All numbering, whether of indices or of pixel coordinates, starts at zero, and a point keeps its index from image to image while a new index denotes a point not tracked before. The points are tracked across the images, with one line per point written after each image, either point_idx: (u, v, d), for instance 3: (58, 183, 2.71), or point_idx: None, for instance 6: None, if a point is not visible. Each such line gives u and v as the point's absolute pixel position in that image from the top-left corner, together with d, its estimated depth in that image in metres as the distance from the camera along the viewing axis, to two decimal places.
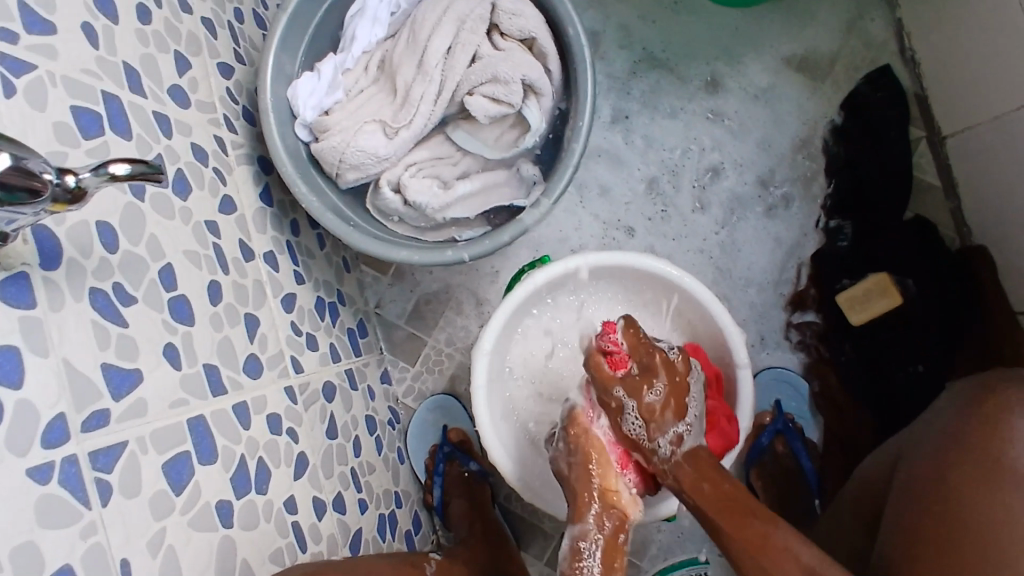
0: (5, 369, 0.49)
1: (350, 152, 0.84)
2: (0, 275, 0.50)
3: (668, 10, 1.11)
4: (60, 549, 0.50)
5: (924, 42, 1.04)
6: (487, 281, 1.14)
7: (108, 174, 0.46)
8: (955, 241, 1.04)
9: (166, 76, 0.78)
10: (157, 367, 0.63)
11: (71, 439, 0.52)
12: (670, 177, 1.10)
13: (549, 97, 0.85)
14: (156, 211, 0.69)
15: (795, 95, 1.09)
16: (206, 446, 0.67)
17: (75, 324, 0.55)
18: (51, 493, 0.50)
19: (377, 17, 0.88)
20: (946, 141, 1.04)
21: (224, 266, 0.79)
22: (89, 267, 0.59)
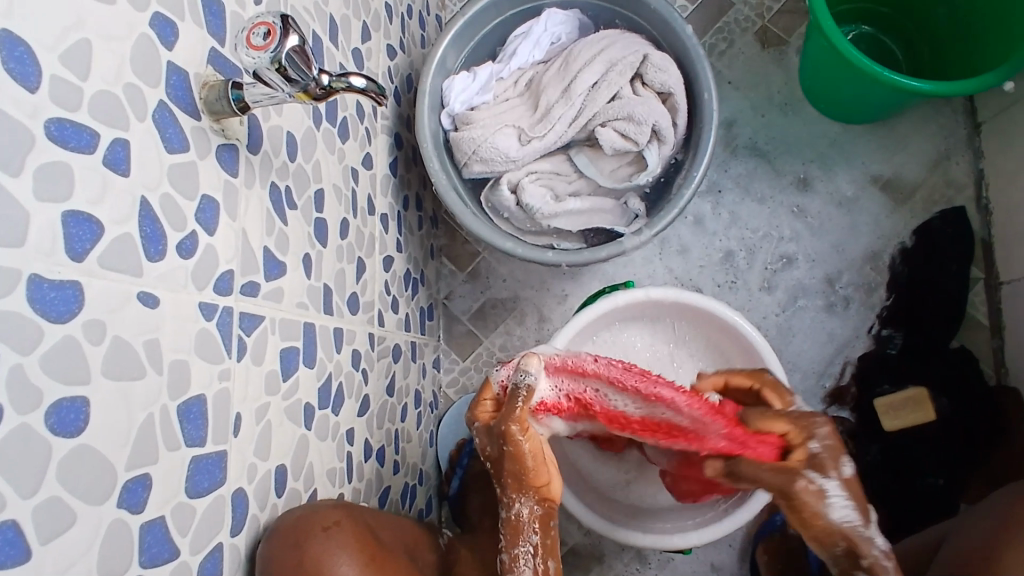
0: (206, 214, 0.56)
1: (484, 147, 0.94)
2: (221, 140, 0.58)
3: (777, 108, 1.22)
4: (201, 381, 0.55)
5: (1000, 195, 1.13)
6: (554, 301, 1.22)
7: (347, 82, 0.55)
8: (992, 377, 1.12)
9: (354, 38, 0.89)
10: (297, 268, 0.71)
11: (231, 293, 0.59)
12: (746, 254, 1.19)
13: (669, 147, 0.95)
14: (323, 142, 0.79)
15: (875, 211, 1.19)
16: (310, 352, 0.73)
17: (256, 204, 0.63)
18: (208, 331, 0.56)
19: (539, 42, 1.00)
20: (1003, 286, 1.13)
21: (354, 209, 0.88)
22: (274, 164, 0.67)
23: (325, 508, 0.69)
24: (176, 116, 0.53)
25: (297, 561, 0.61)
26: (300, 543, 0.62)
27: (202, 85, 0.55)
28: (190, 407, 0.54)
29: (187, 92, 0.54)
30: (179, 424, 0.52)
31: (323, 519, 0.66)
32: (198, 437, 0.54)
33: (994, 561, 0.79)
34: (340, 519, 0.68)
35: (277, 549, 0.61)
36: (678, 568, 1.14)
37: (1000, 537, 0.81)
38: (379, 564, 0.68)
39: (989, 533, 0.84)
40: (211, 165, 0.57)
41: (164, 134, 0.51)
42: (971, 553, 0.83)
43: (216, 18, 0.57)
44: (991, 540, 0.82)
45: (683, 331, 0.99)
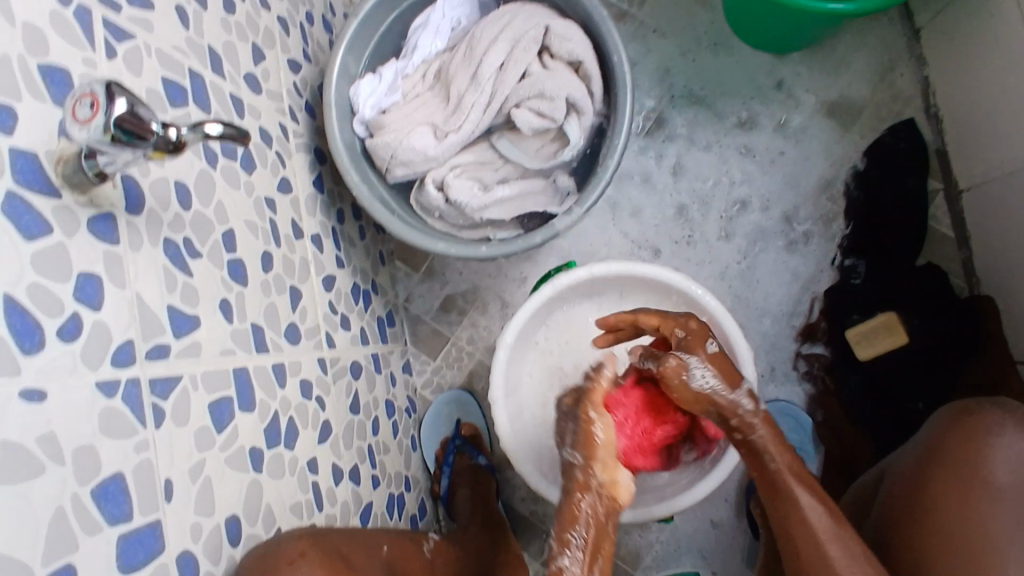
0: (86, 291, 0.55)
1: (401, 150, 0.92)
2: (91, 211, 0.57)
3: (708, 49, 1.18)
4: (115, 458, 0.54)
5: (949, 100, 1.10)
6: (514, 285, 1.20)
7: (202, 132, 0.53)
8: (965, 290, 1.09)
9: (244, 63, 0.86)
10: (213, 317, 0.70)
11: (134, 363, 0.58)
12: (699, 206, 1.17)
13: (590, 116, 0.92)
14: (224, 180, 0.77)
15: (823, 139, 1.15)
16: (247, 395, 0.73)
17: (148, 264, 0.62)
18: (114, 406, 0.55)
19: (438, 30, 0.96)
20: (962, 195, 1.09)
21: (277, 239, 0.86)
22: (165, 218, 0.66)
23: (288, 540, 0.71)
24: (30, 201, 0.51)
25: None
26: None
27: (57, 158, 0.54)
28: (106, 487, 0.53)
29: (40, 173, 0.52)
30: (96, 507, 0.52)
31: (288, 554, 0.68)
32: (121, 513, 0.54)
33: (939, 479, 0.78)
34: (306, 550, 0.70)
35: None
36: (678, 528, 1.14)
37: (945, 445, 0.80)
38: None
39: (931, 439, 0.83)
40: (83, 239, 0.55)
41: (19, 224, 0.50)
42: (911, 472, 0.82)
43: (60, 86, 0.55)
44: (933, 452, 0.81)
45: (635, 299, 0.97)
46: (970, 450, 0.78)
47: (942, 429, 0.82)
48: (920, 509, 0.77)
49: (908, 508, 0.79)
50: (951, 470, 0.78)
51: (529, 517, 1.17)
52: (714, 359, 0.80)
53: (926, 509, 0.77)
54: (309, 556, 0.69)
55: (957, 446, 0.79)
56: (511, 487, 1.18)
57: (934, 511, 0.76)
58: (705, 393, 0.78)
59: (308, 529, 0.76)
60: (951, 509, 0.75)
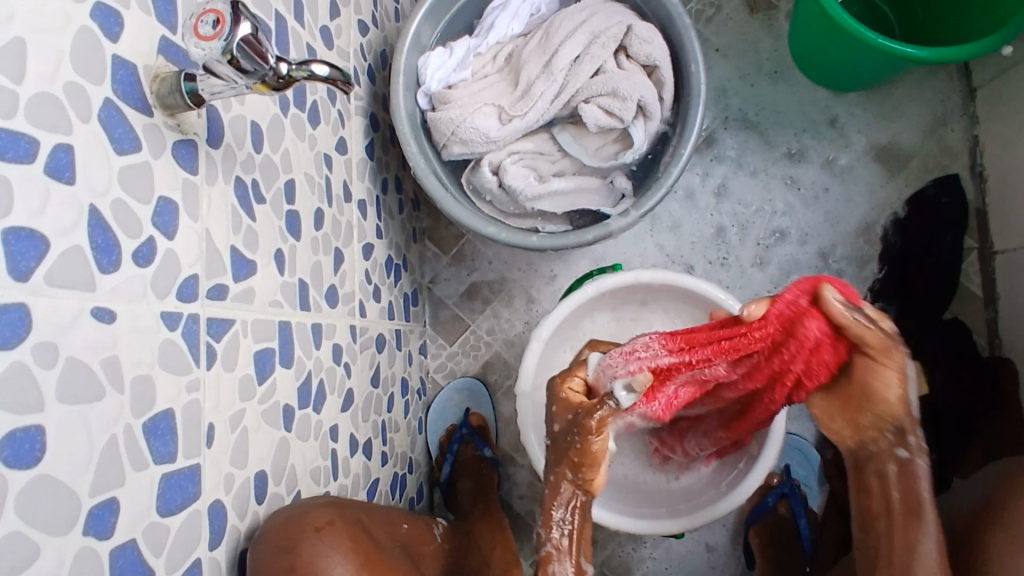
0: (164, 217, 0.52)
1: (463, 128, 0.91)
2: (178, 136, 0.54)
3: (767, 77, 1.18)
4: (167, 394, 0.52)
5: (996, 162, 1.11)
6: (542, 281, 1.19)
7: (309, 71, 0.51)
8: (987, 350, 1.11)
9: (322, 15, 0.84)
10: (267, 266, 0.68)
11: (196, 300, 0.56)
12: (738, 230, 1.17)
13: (656, 122, 0.92)
14: (293, 129, 0.75)
15: (868, 182, 1.16)
16: (287, 350, 0.71)
17: (219, 201, 0.60)
18: (172, 341, 0.53)
19: (517, 13, 0.95)
20: (996, 256, 1.11)
21: (329, 198, 0.84)
22: (239, 157, 0.63)
23: (317, 506, 0.67)
24: (125, 115, 0.49)
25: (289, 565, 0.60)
26: (293, 546, 0.61)
27: (153, 77, 0.51)
28: (156, 423, 0.51)
29: (136, 87, 0.50)
30: (145, 441, 0.50)
31: (315, 520, 0.65)
32: (166, 453, 0.52)
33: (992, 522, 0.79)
34: (332, 520, 0.67)
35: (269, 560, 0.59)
36: (673, 547, 1.14)
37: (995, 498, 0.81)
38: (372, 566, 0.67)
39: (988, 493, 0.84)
40: (168, 164, 0.53)
41: (112, 136, 0.47)
42: (966, 522, 0.83)
43: (166, 3, 0.53)
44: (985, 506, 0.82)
45: (673, 312, 0.96)
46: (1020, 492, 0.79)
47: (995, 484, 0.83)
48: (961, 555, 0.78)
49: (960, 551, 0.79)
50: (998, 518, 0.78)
51: (525, 517, 1.15)
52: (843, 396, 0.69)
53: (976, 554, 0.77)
54: (336, 524, 0.66)
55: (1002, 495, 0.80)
56: (512, 485, 1.16)
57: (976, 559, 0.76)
58: (907, 404, 0.68)
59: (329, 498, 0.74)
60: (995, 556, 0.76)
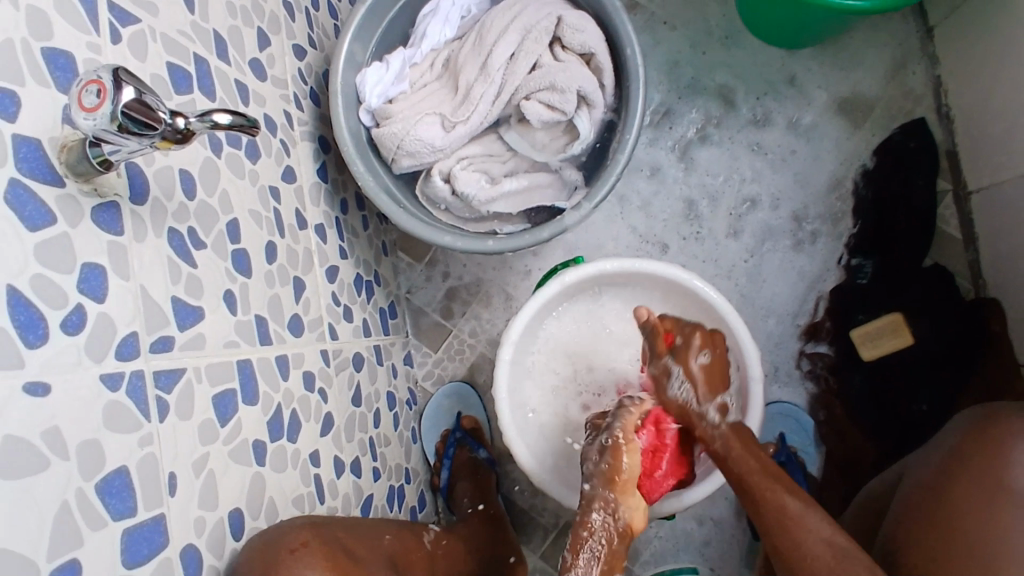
0: (91, 282, 0.53)
1: (408, 140, 0.90)
2: (97, 200, 0.55)
3: (719, 43, 1.16)
4: (118, 453, 0.54)
5: (960, 100, 1.08)
6: (518, 278, 1.19)
7: (210, 122, 0.51)
8: (971, 293, 1.08)
9: (249, 49, 0.84)
10: (217, 309, 0.69)
11: (139, 356, 0.57)
12: (708, 202, 1.16)
13: (600, 110, 0.91)
14: (229, 169, 0.75)
15: (834, 136, 1.14)
16: (250, 388, 0.72)
17: (153, 256, 0.61)
18: (118, 401, 0.54)
19: (448, 18, 0.95)
20: (971, 196, 1.09)
21: (280, 229, 0.85)
22: (170, 209, 0.64)
23: (290, 530, 0.69)
24: (33, 190, 0.50)
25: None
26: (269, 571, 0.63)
27: (59, 147, 0.52)
28: (110, 481, 0.52)
29: (43, 161, 0.51)
30: (100, 502, 0.51)
31: (289, 542, 0.67)
32: (125, 509, 0.53)
33: (964, 480, 0.74)
34: (307, 540, 0.69)
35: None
36: (678, 524, 1.15)
37: (966, 457, 0.75)
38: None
39: (956, 445, 0.78)
40: (88, 229, 0.54)
41: (22, 214, 0.48)
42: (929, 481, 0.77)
43: (65, 72, 0.54)
44: (955, 460, 0.76)
45: (640, 295, 0.97)
46: (994, 450, 0.73)
47: (966, 437, 0.77)
48: (938, 505, 0.75)
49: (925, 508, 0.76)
50: (977, 474, 0.73)
51: (529, 511, 1.16)
52: (703, 371, 0.84)
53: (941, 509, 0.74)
54: (313, 544, 0.69)
55: (977, 455, 0.74)
56: (512, 481, 1.17)
57: (958, 518, 0.72)
58: None
59: (310, 518, 0.75)
60: (978, 517, 0.71)
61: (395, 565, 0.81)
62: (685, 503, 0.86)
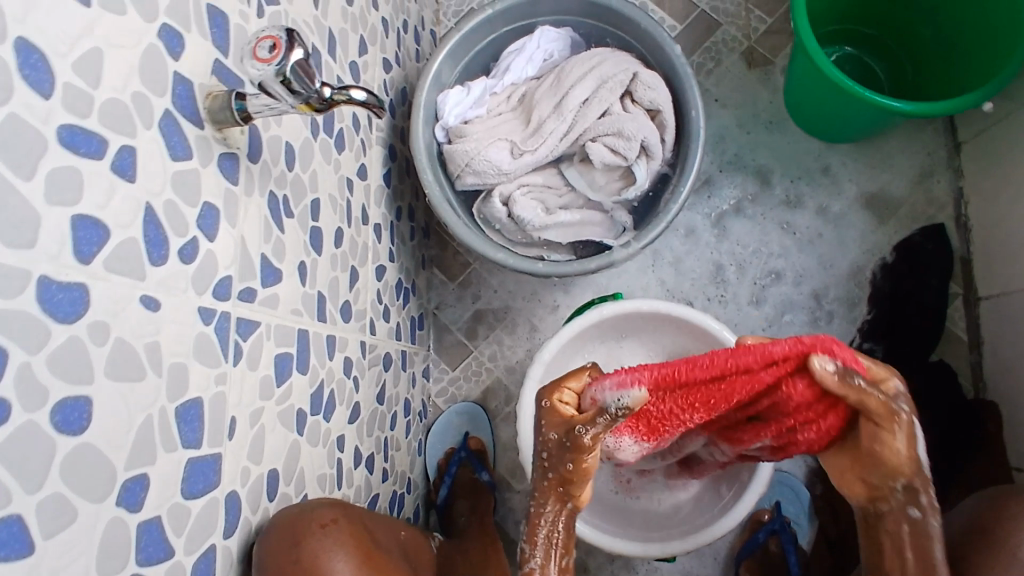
0: (207, 221, 0.57)
1: (477, 160, 0.97)
2: (223, 149, 0.60)
3: (764, 126, 1.25)
4: (198, 384, 0.56)
5: (979, 213, 1.17)
6: (545, 311, 1.24)
7: (348, 95, 0.57)
8: (971, 392, 1.15)
9: (351, 51, 0.91)
10: (292, 276, 0.72)
11: (229, 300, 0.60)
12: (736, 269, 1.22)
13: (658, 162, 0.98)
14: (320, 152, 0.80)
15: (859, 228, 1.22)
16: (303, 358, 0.75)
17: (254, 212, 0.65)
18: (206, 335, 0.57)
19: (531, 58, 1.02)
20: (981, 302, 1.16)
21: (348, 219, 0.89)
22: (273, 174, 0.69)
23: (323, 505, 0.70)
24: (180, 125, 0.54)
25: (297, 558, 0.62)
26: (298, 537, 0.64)
27: (207, 94, 0.57)
28: (186, 409, 0.55)
29: (192, 101, 0.55)
30: (176, 425, 0.53)
31: (322, 517, 0.67)
32: (193, 439, 0.55)
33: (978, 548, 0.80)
34: (337, 518, 0.70)
35: (275, 543, 0.62)
36: None
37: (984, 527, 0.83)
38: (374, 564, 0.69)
39: (975, 516, 0.86)
40: (212, 173, 0.58)
41: (168, 143, 0.52)
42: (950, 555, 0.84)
43: (220, 30, 0.59)
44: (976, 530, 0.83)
45: (664, 340, 1.02)
46: (1009, 522, 0.81)
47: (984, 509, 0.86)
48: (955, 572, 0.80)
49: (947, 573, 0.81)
50: (993, 541, 0.80)
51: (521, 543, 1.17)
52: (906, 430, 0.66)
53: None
54: (341, 521, 0.69)
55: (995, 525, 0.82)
56: (507, 510, 1.18)
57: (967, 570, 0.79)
58: None
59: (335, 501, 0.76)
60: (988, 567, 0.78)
61: (407, 557, 0.82)
62: (688, 548, 0.91)
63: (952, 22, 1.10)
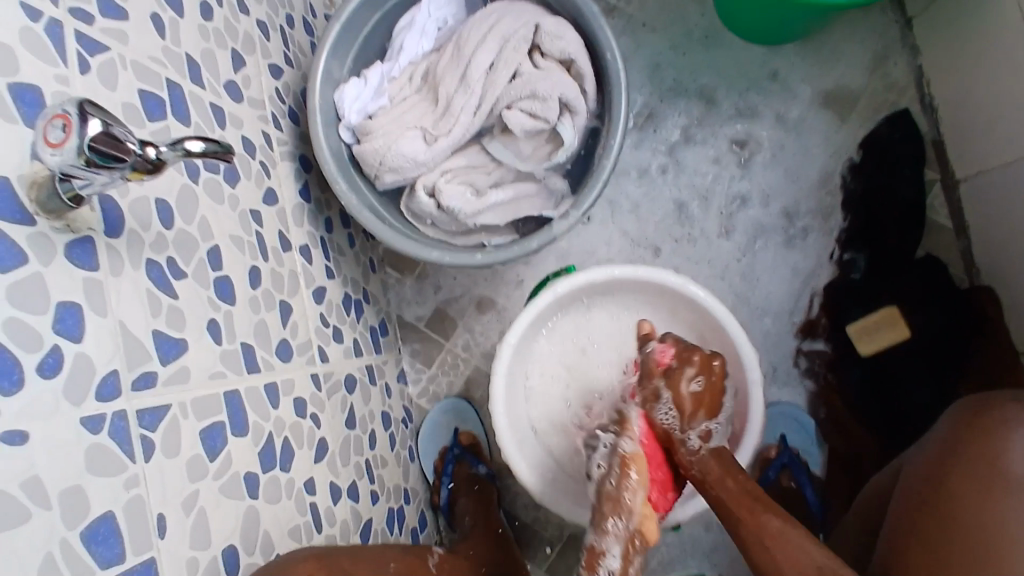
0: (67, 322, 0.51)
1: (390, 156, 0.89)
2: (69, 237, 0.53)
3: (699, 43, 1.15)
4: (104, 498, 0.51)
5: (943, 88, 1.08)
6: (509, 288, 1.18)
7: (183, 150, 0.49)
8: (964, 280, 1.07)
9: (224, 71, 0.82)
10: (201, 340, 0.67)
11: (121, 396, 0.55)
12: (699, 202, 1.15)
13: (583, 116, 0.90)
14: (208, 195, 0.73)
15: (820, 130, 1.13)
16: (239, 419, 0.70)
17: (132, 291, 0.59)
18: (99, 443, 0.52)
19: (425, 30, 0.94)
20: (959, 184, 1.08)
21: (264, 253, 0.83)
22: (147, 240, 0.62)
23: (296, 559, 0.69)
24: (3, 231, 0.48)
25: None
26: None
27: (29, 184, 0.50)
28: (95, 529, 0.50)
29: (12, 199, 0.49)
30: (86, 550, 0.49)
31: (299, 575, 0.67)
32: (113, 556, 0.51)
33: (955, 475, 0.74)
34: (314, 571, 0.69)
35: None
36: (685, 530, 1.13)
37: (958, 451, 0.75)
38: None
39: (949, 434, 0.78)
40: (62, 268, 0.52)
41: None
42: (921, 481, 0.77)
43: (32, 106, 0.51)
44: (949, 451, 0.76)
45: (630, 302, 0.97)
46: (992, 442, 0.74)
47: (957, 426, 0.78)
48: (934, 506, 0.73)
49: (921, 506, 0.75)
50: (975, 466, 0.73)
51: (533, 525, 1.15)
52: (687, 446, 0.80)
53: (938, 507, 0.73)
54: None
55: (971, 448, 0.74)
56: (514, 496, 1.16)
57: (953, 509, 0.72)
58: None
59: (314, 547, 0.75)
60: (983, 505, 0.70)
61: None
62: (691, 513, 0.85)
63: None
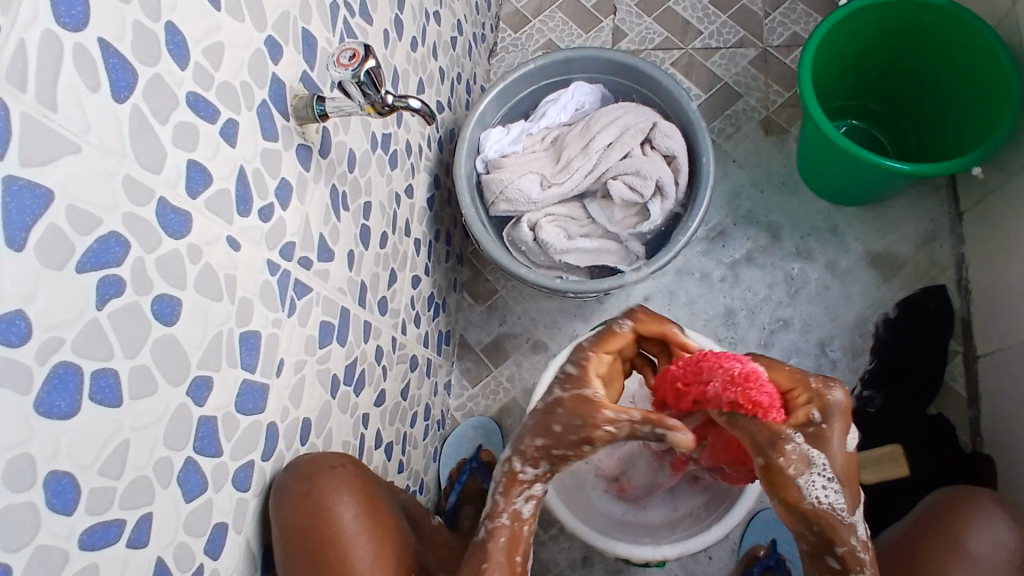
0: (282, 193, 0.70)
1: (510, 188, 1.10)
2: (301, 141, 0.73)
3: (777, 187, 1.36)
4: (258, 320, 0.67)
5: (979, 276, 1.24)
6: (563, 338, 1.33)
7: (408, 103, 0.71)
8: (968, 447, 1.18)
9: (411, 88, 1.06)
10: (342, 260, 0.85)
11: (290, 261, 0.72)
12: (747, 313, 1.30)
13: (671, 202, 1.09)
14: (376, 164, 0.94)
15: (865, 284, 1.30)
16: (343, 332, 0.86)
17: (319, 198, 0.78)
18: (270, 284, 0.69)
19: (565, 106, 1.17)
20: (979, 360, 1.21)
21: (393, 227, 1.02)
22: (337, 171, 0.82)
23: (331, 453, 0.78)
24: (272, 114, 0.68)
25: (305, 491, 0.70)
26: (311, 477, 0.72)
27: (294, 95, 0.70)
28: (247, 338, 0.65)
29: (282, 98, 0.69)
30: (238, 348, 0.64)
31: (330, 460, 0.75)
32: (250, 364, 0.66)
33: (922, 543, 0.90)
34: (347, 462, 0.77)
35: (291, 484, 0.71)
36: None
37: (928, 523, 0.91)
38: (376, 509, 0.76)
39: (922, 515, 0.93)
40: (290, 156, 0.71)
41: (262, 125, 0.66)
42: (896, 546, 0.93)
43: (310, 49, 0.73)
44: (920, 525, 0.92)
45: None
46: (957, 519, 0.89)
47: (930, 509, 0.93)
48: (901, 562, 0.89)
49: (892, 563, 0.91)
50: (937, 534, 0.89)
51: None
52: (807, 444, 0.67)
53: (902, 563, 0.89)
54: (350, 467, 0.76)
55: (938, 521, 0.90)
56: None
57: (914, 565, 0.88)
58: None
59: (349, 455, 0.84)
60: (941, 568, 0.86)
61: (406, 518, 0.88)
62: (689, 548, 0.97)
63: (934, 73, 1.25)
